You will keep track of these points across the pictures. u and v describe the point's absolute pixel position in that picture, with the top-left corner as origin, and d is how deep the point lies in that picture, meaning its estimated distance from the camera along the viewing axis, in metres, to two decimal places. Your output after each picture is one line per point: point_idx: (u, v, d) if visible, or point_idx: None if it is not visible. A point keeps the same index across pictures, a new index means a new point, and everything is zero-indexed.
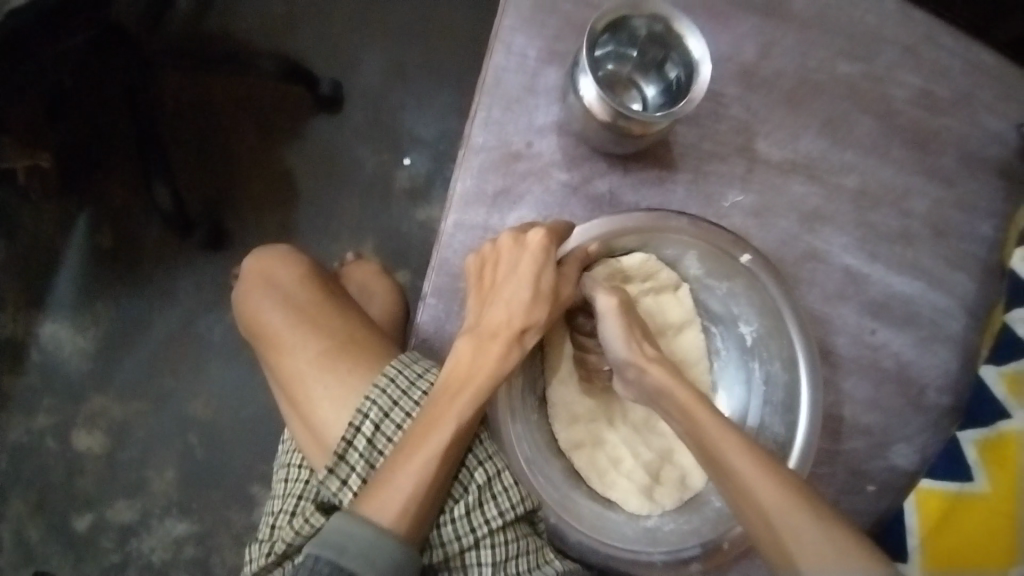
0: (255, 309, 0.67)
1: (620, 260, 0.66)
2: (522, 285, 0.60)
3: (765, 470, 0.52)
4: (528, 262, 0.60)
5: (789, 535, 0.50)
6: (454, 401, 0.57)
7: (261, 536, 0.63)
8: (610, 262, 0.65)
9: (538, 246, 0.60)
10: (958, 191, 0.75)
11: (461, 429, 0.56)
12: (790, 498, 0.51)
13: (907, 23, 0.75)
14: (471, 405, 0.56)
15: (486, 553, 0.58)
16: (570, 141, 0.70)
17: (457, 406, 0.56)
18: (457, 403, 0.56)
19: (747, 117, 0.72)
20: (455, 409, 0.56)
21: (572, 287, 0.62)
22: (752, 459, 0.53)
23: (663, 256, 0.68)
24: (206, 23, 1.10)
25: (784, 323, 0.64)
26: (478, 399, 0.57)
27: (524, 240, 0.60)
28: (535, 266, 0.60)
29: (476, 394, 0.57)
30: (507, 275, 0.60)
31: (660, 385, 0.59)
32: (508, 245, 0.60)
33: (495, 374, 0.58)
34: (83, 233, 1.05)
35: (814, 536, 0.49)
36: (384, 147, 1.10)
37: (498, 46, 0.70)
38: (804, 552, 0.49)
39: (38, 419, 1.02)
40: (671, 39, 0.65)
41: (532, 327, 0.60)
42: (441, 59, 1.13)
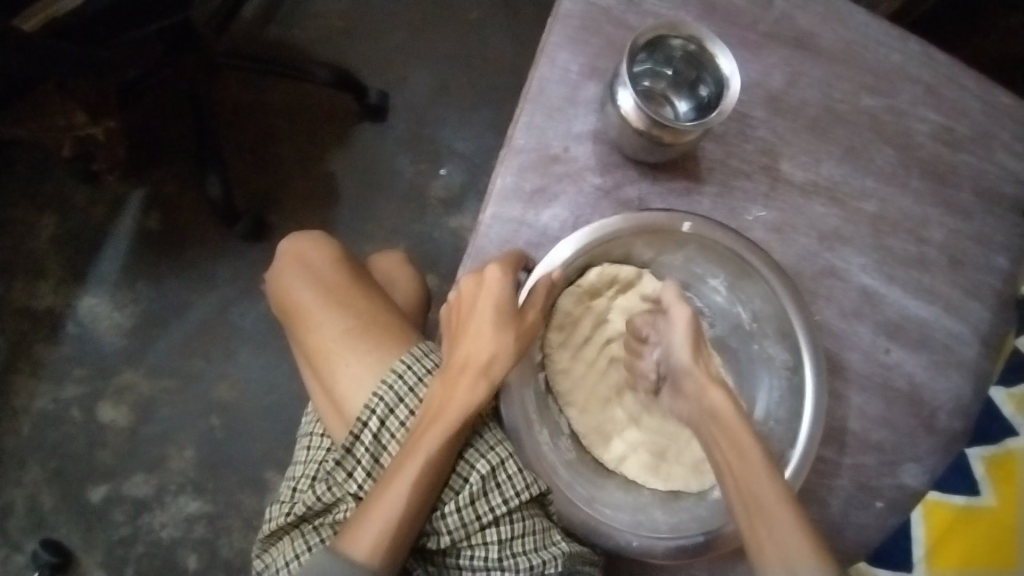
0: (287, 288, 0.71)
1: (580, 284, 0.68)
2: (486, 322, 0.61)
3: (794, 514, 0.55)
4: (486, 299, 0.62)
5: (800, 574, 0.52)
6: (423, 438, 0.59)
7: (282, 497, 0.64)
8: (579, 285, 0.68)
9: (495, 283, 0.61)
10: (975, 224, 0.78)
11: (431, 460, 0.59)
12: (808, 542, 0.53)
13: (931, 64, 0.80)
14: (440, 438, 0.59)
15: (491, 533, 0.62)
16: (605, 149, 0.74)
17: (427, 442, 0.59)
18: (424, 442, 0.59)
19: (774, 139, 0.76)
20: (423, 444, 0.59)
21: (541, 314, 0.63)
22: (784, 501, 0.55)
23: (632, 256, 0.71)
24: (268, 30, 1.17)
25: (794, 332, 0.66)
26: (449, 432, 0.59)
27: (484, 278, 0.62)
28: (497, 303, 0.61)
29: (445, 429, 0.59)
30: (472, 315, 0.62)
31: (717, 408, 0.60)
32: (470, 287, 0.63)
33: (464, 408, 0.60)
34: (131, 214, 1.10)
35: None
36: (423, 157, 1.16)
37: (544, 59, 0.75)
38: None
39: (67, 389, 1.05)
40: (704, 59, 0.70)
41: (497, 360, 0.61)
42: (483, 79, 1.20)
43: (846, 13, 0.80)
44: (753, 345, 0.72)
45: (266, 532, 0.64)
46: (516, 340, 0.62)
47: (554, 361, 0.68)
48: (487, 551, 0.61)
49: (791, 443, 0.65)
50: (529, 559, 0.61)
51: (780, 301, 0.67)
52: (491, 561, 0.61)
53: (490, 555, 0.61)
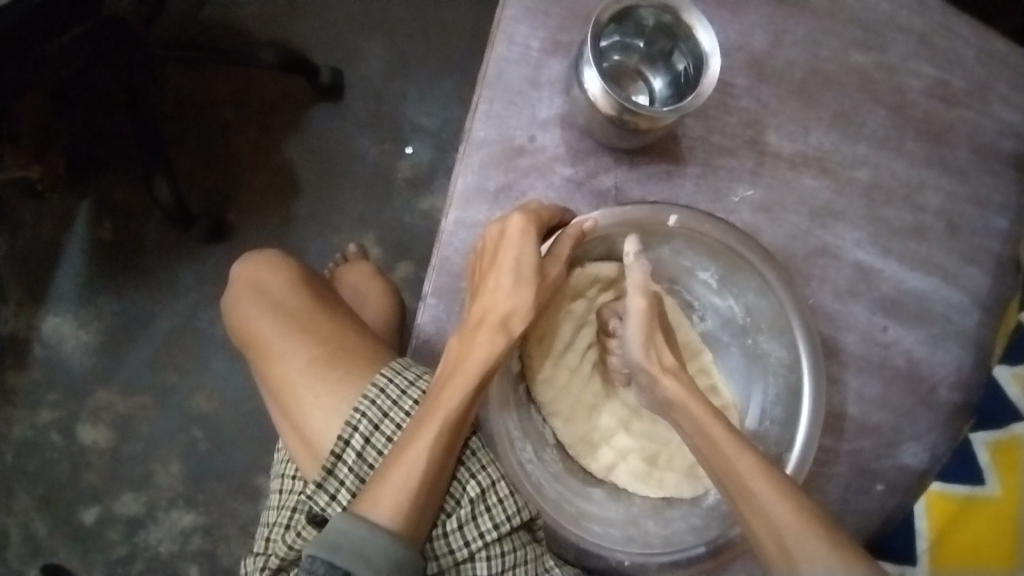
0: (245, 317, 0.65)
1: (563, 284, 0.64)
2: (507, 273, 0.58)
3: (779, 489, 0.51)
4: (510, 248, 0.58)
5: (800, 552, 0.49)
6: (445, 392, 0.55)
7: (256, 548, 0.60)
8: (587, 269, 0.64)
9: (518, 233, 0.58)
10: (975, 183, 0.73)
11: (452, 419, 0.55)
12: (802, 516, 0.50)
13: (925, 9, 0.73)
14: (462, 395, 0.55)
15: (482, 565, 0.57)
16: (574, 136, 0.68)
17: (447, 398, 0.55)
18: (446, 396, 0.55)
19: (757, 110, 0.70)
20: (443, 402, 0.55)
21: (562, 268, 0.60)
22: (767, 479, 0.52)
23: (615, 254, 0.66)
24: (205, 11, 1.08)
25: (789, 325, 0.62)
26: (470, 390, 0.56)
27: (507, 228, 0.59)
28: (519, 253, 0.58)
29: (465, 386, 0.55)
30: (493, 267, 0.59)
31: (675, 400, 0.57)
32: (495, 235, 0.60)
33: (484, 363, 0.56)
34: (82, 227, 1.04)
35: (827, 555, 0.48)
36: (386, 137, 1.09)
37: (500, 37, 0.68)
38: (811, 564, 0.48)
39: (43, 413, 1.02)
40: (679, 30, 0.63)
41: (517, 314, 0.58)
42: (444, 45, 1.11)
43: None
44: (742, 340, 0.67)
45: None
46: (537, 293, 0.58)
47: (535, 372, 0.64)
48: None
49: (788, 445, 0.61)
50: None
51: (778, 300, 0.62)
52: None
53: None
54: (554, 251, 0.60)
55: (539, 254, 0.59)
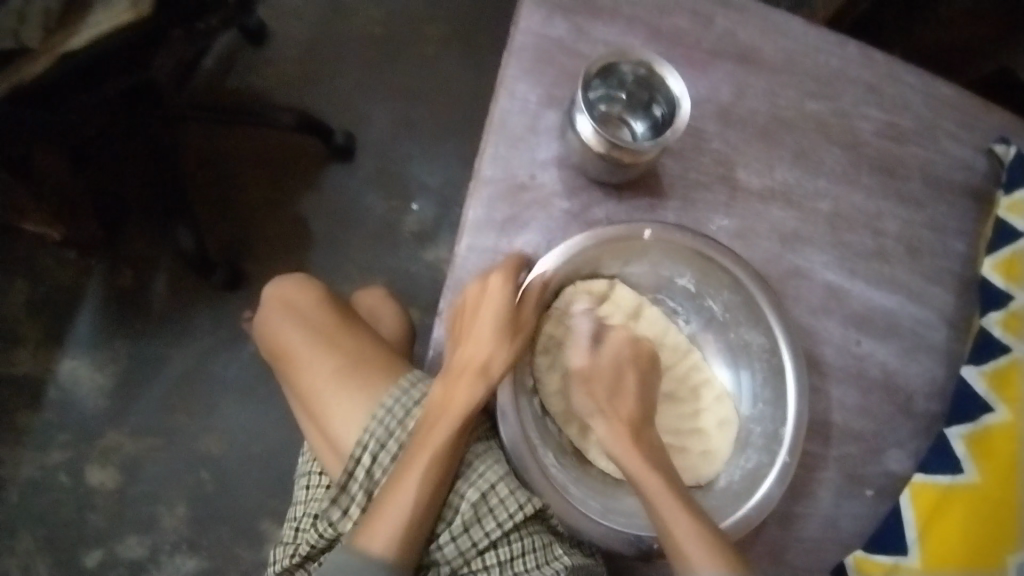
0: (276, 332, 0.71)
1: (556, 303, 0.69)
2: (488, 326, 0.64)
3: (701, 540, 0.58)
4: (491, 303, 0.64)
5: None
6: (431, 431, 0.61)
7: (285, 539, 0.66)
8: (574, 286, 0.70)
9: (499, 286, 0.64)
10: (928, 213, 0.82)
11: (436, 459, 0.61)
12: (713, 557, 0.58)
13: (869, 66, 0.84)
14: (448, 435, 0.61)
15: (490, 557, 0.63)
16: (570, 174, 0.77)
17: (433, 438, 0.61)
18: (433, 435, 0.61)
19: (728, 151, 0.80)
20: (432, 441, 0.61)
21: (533, 315, 0.66)
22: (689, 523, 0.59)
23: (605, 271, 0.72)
24: (228, 81, 1.19)
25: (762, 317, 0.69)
26: (456, 430, 0.61)
27: (488, 285, 0.65)
28: (500, 308, 0.64)
29: (454, 425, 0.61)
30: (472, 321, 0.64)
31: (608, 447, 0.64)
32: (473, 294, 0.65)
33: (465, 408, 0.62)
34: (101, 276, 1.10)
35: None
36: (392, 192, 1.18)
37: (503, 92, 0.78)
38: None
39: (52, 455, 1.04)
40: (654, 81, 0.73)
41: (494, 361, 0.63)
42: (446, 111, 1.23)
43: (785, 26, 0.84)
44: (727, 334, 0.73)
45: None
46: (511, 344, 0.64)
47: (546, 386, 0.69)
48: (491, 573, 0.62)
49: (782, 421, 0.67)
50: None
51: (749, 293, 0.69)
52: None
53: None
54: (524, 303, 0.65)
55: (513, 305, 0.65)
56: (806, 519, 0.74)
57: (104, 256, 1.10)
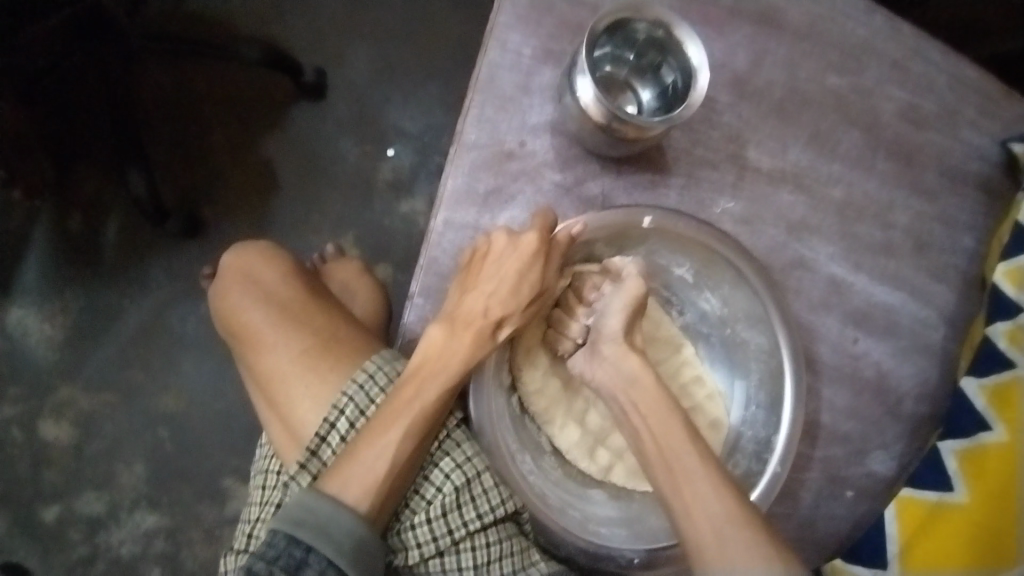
0: (234, 307, 0.64)
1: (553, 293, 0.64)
2: (502, 280, 0.60)
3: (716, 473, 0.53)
4: (514, 258, 0.60)
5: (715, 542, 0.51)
6: (425, 384, 0.57)
7: (237, 546, 0.59)
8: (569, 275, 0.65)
9: (529, 248, 0.60)
10: (941, 205, 0.76)
11: (427, 414, 0.56)
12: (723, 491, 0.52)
13: (898, 37, 0.76)
14: (440, 394, 0.57)
15: (467, 556, 0.57)
16: (564, 143, 0.69)
17: (427, 391, 0.56)
18: (427, 388, 0.56)
19: (739, 125, 0.72)
20: (422, 395, 0.56)
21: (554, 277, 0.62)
22: (698, 454, 0.55)
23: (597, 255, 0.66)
24: (188, 4, 1.07)
25: (770, 322, 0.63)
26: (449, 386, 0.57)
27: (518, 240, 0.60)
28: (520, 266, 0.60)
29: (449, 380, 0.57)
30: (491, 272, 0.60)
31: (637, 374, 0.59)
32: (503, 243, 0.60)
33: (466, 364, 0.58)
34: (49, 222, 1.01)
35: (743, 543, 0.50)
36: (368, 139, 1.08)
37: (493, 42, 0.69)
38: (725, 556, 0.50)
39: (4, 407, 0.99)
40: (670, 44, 0.65)
41: (504, 322, 0.60)
42: (430, 49, 1.11)
43: None
44: (721, 329, 0.68)
45: None
46: (526, 306, 0.61)
47: (526, 385, 0.64)
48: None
49: (774, 428, 0.63)
50: None
51: (754, 290, 0.64)
52: None
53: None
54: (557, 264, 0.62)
55: (542, 269, 0.61)
56: (786, 520, 0.72)
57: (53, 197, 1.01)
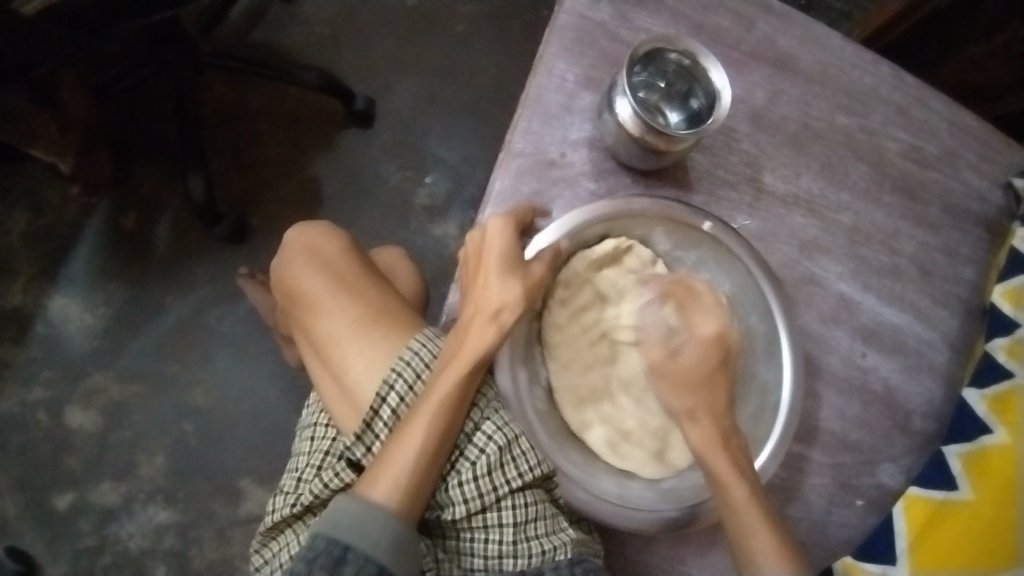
0: (296, 275, 0.69)
1: (593, 250, 0.68)
2: (494, 271, 0.63)
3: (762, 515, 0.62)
4: (496, 246, 0.63)
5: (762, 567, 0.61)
6: (439, 376, 0.60)
7: (285, 488, 0.63)
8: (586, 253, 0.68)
9: (498, 234, 0.64)
10: (942, 237, 0.83)
11: (440, 404, 0.58)
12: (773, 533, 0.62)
13: (899, 87, 0.85)
14: (456, 379, 0.59)
15: (507, 514, 0.61)
16: (600, 156, 0.77)
17: (443, 382, 0.59)
18: (440, 379, 0.59)
19: (756, 153, 0.80)
20: (436, 390, 0.59)
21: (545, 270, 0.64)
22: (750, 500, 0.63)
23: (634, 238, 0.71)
24: (252, 35, 1.18)
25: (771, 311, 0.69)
26: (463, 376, 0.59)
27: (487, 232, 0.64)
28: (503, 252, 0.63)
29: (462, 365, 0.59)
30: (490, 266, 0.63)
31: (691, 413, 0.66)
32: (498, 236, 0.64)
33: (478, 348, 0.60)
34: (102, 217, 1.08)
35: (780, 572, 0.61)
36: (407, 165, 1.16)
37: (542, 68, 0.78)
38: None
39: (35, 391, 1.03)
40: (698, 73, 0.73)
41: (507, 307, 0.62)
42: (469, 88, 1.21)
43: (823, 38, 0.84)
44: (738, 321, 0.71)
45: (266, 526, 0.63)
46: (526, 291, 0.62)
47: (558, 353, 0.68)
48: (502, 533, 0.60)
49: (776, 412, 0.69)
50: (541, 543, 0.61)
51: (756, 278, 0.69)
52: (505, 543, 0.60)
53: (505, 537, 0.60)
54: (539, 255, 0.64)
55: (524, 262, 0.64)
56: (799, 523, 0.75)
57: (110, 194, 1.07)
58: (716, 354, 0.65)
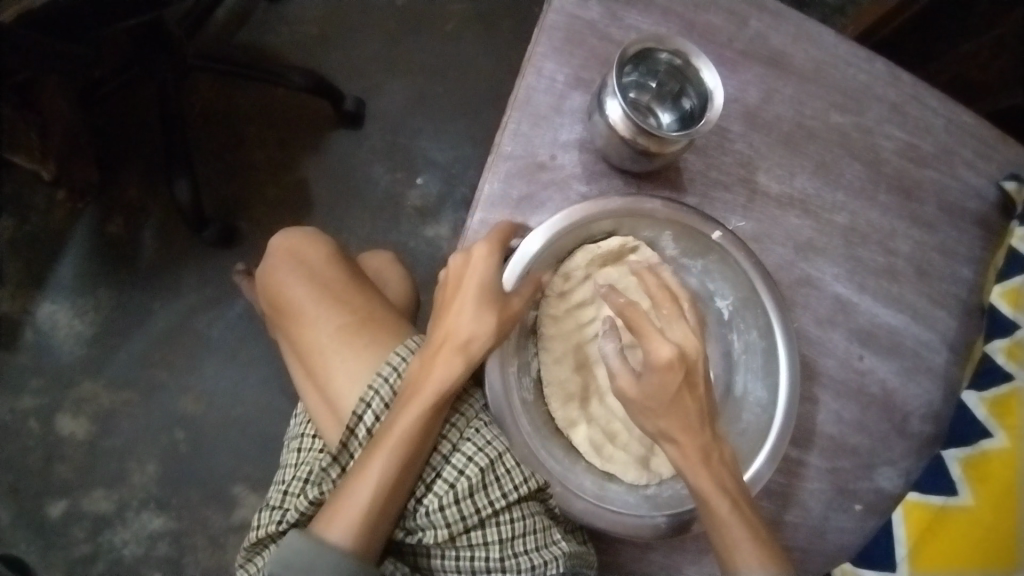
0: (280, 283, 0.68)
1: (599, 245, 0.67)
2: (471, 301, 0.60)
3: (748, 528, 0.58)
4: (476, 272, 0.60)
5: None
6: (404, 411, 0.58)
7: (271, 503, 0.61)
8: (592, 248, 0.67)
9: (484, 258, 0.60)
10: (939, 236, 0.82)
11: (403, 442, 0.57)
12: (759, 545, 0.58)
13: (894, 84, 0.84)
14: (417, 418, 0.57)
15: (492, 533, 0.60)
16: (591, 158, 0.75)
17: (403, 420, 0.57)
18: (405, 415, 0.57)
19: (750, 153, 0.79)
20: (398, 425, 0.57)
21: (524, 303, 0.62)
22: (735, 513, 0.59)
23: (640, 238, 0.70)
24: (239, 36, 1.16)
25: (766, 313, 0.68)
26: (427, 411, 0.58)
27: (470, 255, 0.60)
28: (485, 280, 0.60)
29: (426, 403, 0.58)
30: (465, 293, 0.60)
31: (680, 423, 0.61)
32: (480, 256, 0.60)
33: (443, 384, 0.58)
34: (90, 223, 1.07)
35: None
36: (399, 166, 1.15)
37: (530, 69, 0.76)
38: None
39: (24, 399, 1.02)
40: (689, 73, 0.72)
41: (476, 340, 0.59)
42: (461, 87, 1.20)
43: (817, 35, 0.83)
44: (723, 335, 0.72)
45: (251, 540, 0.61)
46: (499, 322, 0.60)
47: (549, 353, 0.67)
48: (488, 551, 0.60)
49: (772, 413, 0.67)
50: (529, 560, 0.60)
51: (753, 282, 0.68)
52: (492, 560, 0.60)
53: (491, 554, 0.60)
54: (517, 287, 0.61)
55: (503, 292, 0.60)
56: (796, 529, 0.74)
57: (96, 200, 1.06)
58: (674, 377, 0.59)
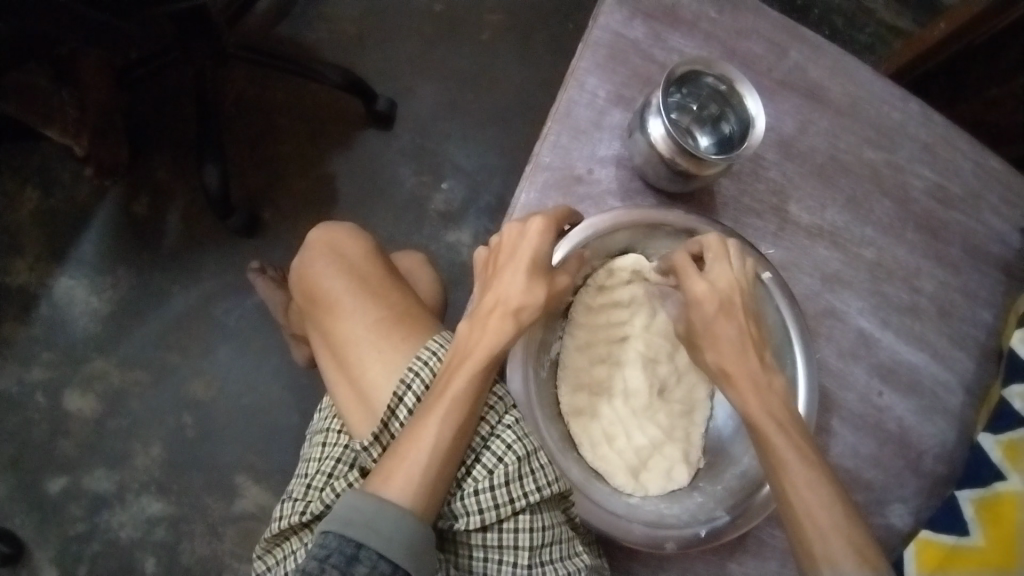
0: (316, 275, 0.69)
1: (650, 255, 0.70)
2: (520, 269, 0.60)
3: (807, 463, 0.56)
4: (526, 245, 0.61)
5: (813, 530, 0.54)
6: (458, 373, 0.57)
7: (294, 495, 0.60)
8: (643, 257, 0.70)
9: (536, 231, 0.61)
10: (962, 278, 0.83)
11: (456, 404, 0.56)
12: (816, 490, 0.55)
13: (927, 125, 0.84)
14: (469, 379, 0.57)
15: (524, 535, 0.58)
16: (627, 175, 0.76)
17: (454, 384, 0.56)
18: (460, 376, 0.57)
19: (783, 182, 0.80)
20: (450, 388, 0.56)
21: (570, 280, 0.63)
22: (795, 451, 0.57)
23: None
24: (279, 29, 1.17)
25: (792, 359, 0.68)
26: (478, 374, 0.57)
27: (525, 226, 0.61)
28: (535, 251, 0.60)
29: (478, 366, 0.57)
30: (508, 262, 0.61)
31: (723, 366, 0.62)
32: (535, 229, 0.61)
33: (493, 347, 0.58)
34: (115, 202, 1.07)
35: (834, 540, 0.53)
36: (425, 169, 1.16)
37: (573, 82, 0.77)
38: (821, 543, 0.53)
39: (34, 371, 1.02)
40: (732, 98, 0.73)
41: (528, 308, 0.60)
42: (492, 96, 1.20)
43: (855, 71, 0.84)
44: None
45: (272, 532, 0.61)
46: (547, 296, 0.61)
47: (571, 359, 0.69)
48: (518, 556, 0.57)
49: None
50: (556, 569, 0.59)
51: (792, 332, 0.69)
52: (520, 566, 0.57)
53: (520, 560, 0.57)
54: (564, 264, 0.63)
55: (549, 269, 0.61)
56: None
57: (125, 180, 1.06)
58: (707, 308, 0.62)
